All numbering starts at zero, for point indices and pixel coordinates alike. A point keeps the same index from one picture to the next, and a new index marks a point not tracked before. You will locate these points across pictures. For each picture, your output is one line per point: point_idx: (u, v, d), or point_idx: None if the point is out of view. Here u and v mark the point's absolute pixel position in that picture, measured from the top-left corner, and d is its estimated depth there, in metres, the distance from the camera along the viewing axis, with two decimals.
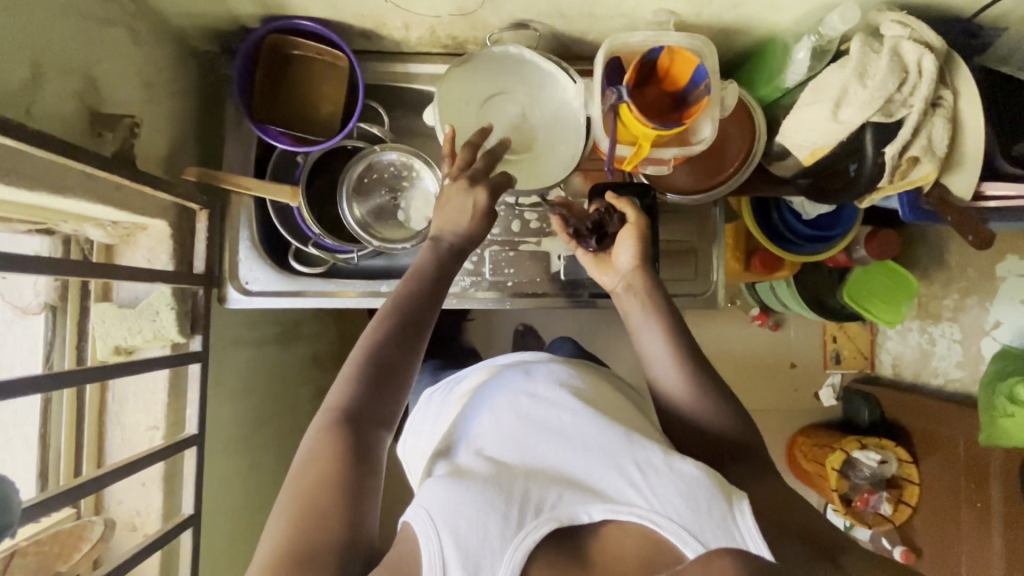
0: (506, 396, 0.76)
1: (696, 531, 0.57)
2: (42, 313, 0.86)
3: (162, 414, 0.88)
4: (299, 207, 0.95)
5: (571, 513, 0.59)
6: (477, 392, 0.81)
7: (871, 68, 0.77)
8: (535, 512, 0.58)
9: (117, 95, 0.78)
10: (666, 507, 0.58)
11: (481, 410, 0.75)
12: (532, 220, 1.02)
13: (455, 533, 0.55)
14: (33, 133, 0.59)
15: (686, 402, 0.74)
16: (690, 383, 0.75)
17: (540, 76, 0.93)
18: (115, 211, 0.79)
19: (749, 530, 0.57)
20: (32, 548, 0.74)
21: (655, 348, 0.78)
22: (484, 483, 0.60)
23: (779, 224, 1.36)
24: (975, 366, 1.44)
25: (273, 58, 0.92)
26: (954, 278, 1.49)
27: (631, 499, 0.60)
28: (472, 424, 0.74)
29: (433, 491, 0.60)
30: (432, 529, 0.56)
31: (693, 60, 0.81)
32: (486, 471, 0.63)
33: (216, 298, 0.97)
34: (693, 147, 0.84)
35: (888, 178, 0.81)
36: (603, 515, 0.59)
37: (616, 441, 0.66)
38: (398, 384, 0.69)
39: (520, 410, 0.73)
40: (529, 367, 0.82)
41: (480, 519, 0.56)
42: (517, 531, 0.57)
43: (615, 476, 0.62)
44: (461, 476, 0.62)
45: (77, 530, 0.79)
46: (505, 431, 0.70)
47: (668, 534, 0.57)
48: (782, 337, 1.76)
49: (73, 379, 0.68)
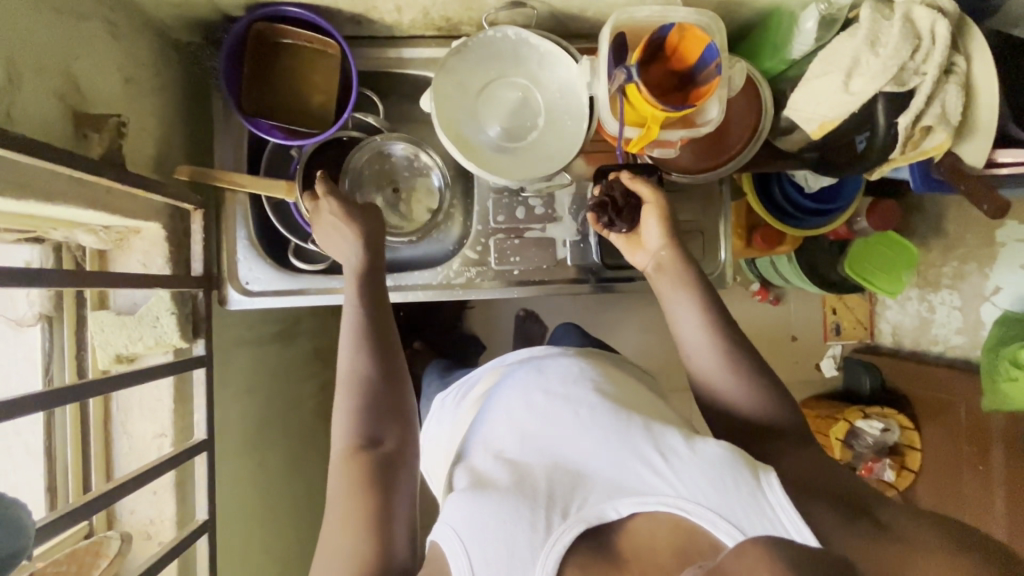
0: (521, 393, 0.75)
1: (727, 514, 0.56)
2: (38, 324, 0.83)
3: (170, 421, 0.86)
4: (296, 202, 0.92)
5: (600, 512, 0.59)
6: (490, 394, 0.81)
7: (883, 36, 0.75)
8: (562, 515, 0.59)
9: (100, 93, 0.74)
10: (693, 491, 0.58)
11: (497, 410, 0.75)
12: (537, 205, 1.00)
13: (481, 547, 0.57)
14: (16, 138, 0.56)
15: (722, 383, 0.74)
16: (728, 364, 0.74)
17: (539, 56, 0.90)
18: (107, 216, 0.76)
19: (782, 506, 0.57)
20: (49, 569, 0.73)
21: (691, 329, 0.78)
22: (506, 492, 0.61)
23: (781, 199, 1.34)
24: (976, 332, 1.45)
25: (260, 48, 0.88)
26: (953, 246, 1.49)
27: (659, 489, 0.59)
28: (491, 423, 0.74)
29: (457, 506, 0.61)
30: (460, 546, 0.57)
31: (703, 39, 0.78)
32: (507, 477, 0.64)
33: (216, 300, 0.95)
34: (700, 129, 0.82)
35: (900, 149, 0.80)
36: (631, 509, 0.59)
37: (631, 430, 0.66)
38: (393, 398, 0.72)
39: (534, 405, 0.72)
40: (541, 361, 0.81)
41: (506, 530, 0.57)
42: (546, 537, 0.57)
43: (638, 468, 0.62)
44: (484, 486, 0.62)
45: (93, 547, 0.79)
46: (523, 430, 0.70)
47: (699, 518, 0.57)
48: (783, 311, 1.76)
49: (76, 393, 0.66)
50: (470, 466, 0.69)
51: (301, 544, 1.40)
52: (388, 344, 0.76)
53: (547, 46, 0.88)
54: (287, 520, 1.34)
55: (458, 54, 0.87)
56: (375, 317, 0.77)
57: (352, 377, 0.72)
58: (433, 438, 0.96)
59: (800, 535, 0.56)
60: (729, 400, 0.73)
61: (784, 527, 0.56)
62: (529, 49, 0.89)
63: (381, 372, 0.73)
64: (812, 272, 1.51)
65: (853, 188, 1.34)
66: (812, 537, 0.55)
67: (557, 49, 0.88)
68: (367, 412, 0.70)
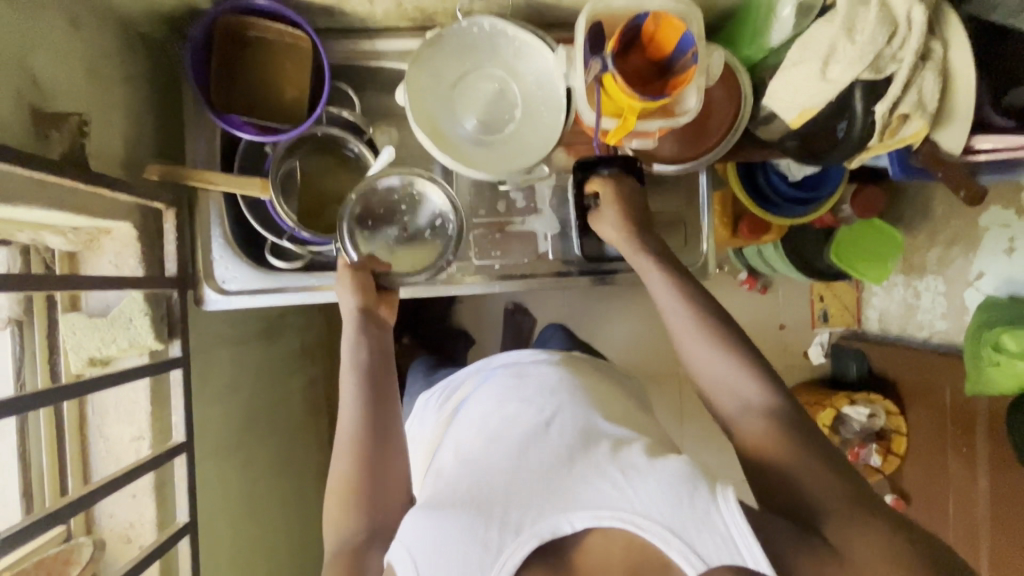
0: (496, 402, 0.84)
1: (680, 531, 0.59)
2: (8, 328, 0.81)
3: (147, 424, 0.85)
4: (271, 199, 0.90)
5: (554, 526, 0.63)
6: (466, 402, 0.90)
7: (860, 22, 0.74)
8: (515, 531, 0.63)
9: (61, 91, 0.71)
10: (648, 507, 0.61)
11: (469, 418, 0.84)
12: (518, 199, 0.99)
13: (432, 560, 0.63)
14: None
15: (693, 340, 0.76)
16: (699, 323, 0.76)
17: (515, 47, 0.88)
18: (74, 216, 0.74)
19: (735, 523, 0.59)
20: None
21: (666, 296, 0.80)
22: (460, 505, 0.67)
23: (765, 186, 1.34)
24: (961, 316, 1.44)
25: (229, 42, 0.86)
26: (939, 232, 1.49)
27: (615, 503, 0.63)
28: (465, 444, 0.79)
29: (413, 523, 0.67)
30: (410, 559, 0.64)
31: (679, 27, 0.77)
32: (463, 485, 0.71)
33: (192, 300, 0.93)
34: (678, 118, 0.81)
35: (877, 137, 0.79)
36: (585, 523, 0.62)
37: (596, 454, 0.70)
38: (388, 486, 0.78)
39: (505, 418, 0.80)
40: (521, 370, 0.91)
41: (458, 546, 0.63)
42: (497, 556, 0.62)
43: (596, 482, 0.66)
44: (441, 507, 0.68)
45: (64, 554, 0.77)
46: (487, 436, 0.78)
47: (649, 535, 0.60)
48: (771, 300, 1.77)
49: (42, 400, 0.64)
50: (440, 473, 0.77)
51: (291, 542, 1.40)
52: (385, 436, 0.80)
53: (523, 37, 0.87)
54: (276, 518, 1.33)
55: (432, 46, 0.86)
56: (371, 402, 0.80)
57: (345, 475, 0.77)
58: (415, 434, 1.00)
59: (757, 562, 0.57)
60: (696, 355, 0.76)
61: (737, 545, 0.58)
62: (505, 41, 0.87)
63: (371, 463, 0.77)
64: (796, 260, 1.52)
65: (839, 174, 1.33)
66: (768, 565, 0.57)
67: (532, 40, 0.87)
68: (362, 501, 0.76)
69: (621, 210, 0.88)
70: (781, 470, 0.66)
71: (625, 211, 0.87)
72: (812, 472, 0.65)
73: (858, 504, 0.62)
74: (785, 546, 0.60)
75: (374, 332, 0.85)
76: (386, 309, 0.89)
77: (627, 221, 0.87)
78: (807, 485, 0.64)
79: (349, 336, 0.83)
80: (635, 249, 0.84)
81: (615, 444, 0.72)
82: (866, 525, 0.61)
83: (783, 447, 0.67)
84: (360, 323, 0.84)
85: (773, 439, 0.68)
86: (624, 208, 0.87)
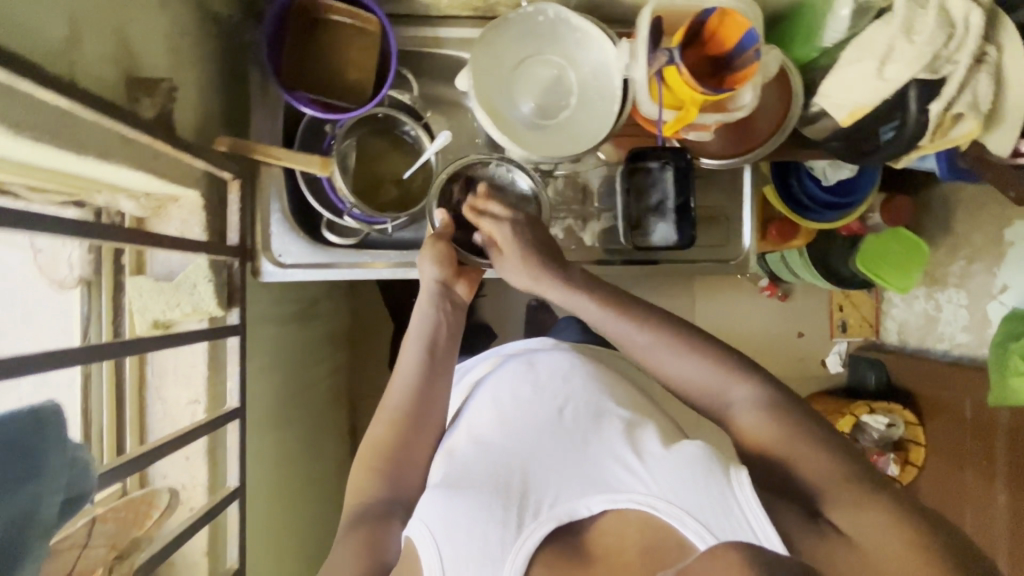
0: (508, 386, 0.85)
1: (697, 512, 0.60)
2: (77, 288, 0.83)
3: (204, 388, 0.87)
4: (329, 177, 0.92)
5: (570, 510, 0.66)
6: (479, 382, 0.91)
7: (917, 25, 0.77)
8: (534, 514, 0.65)
9: (151, 58, 0.74)
10: (664, 490, 0.63)
11: (483, 403, 0.85)
12: (565, 187, 1.01)
13: (450, 542, 0.63)
14: (90, 95, 0.57)
15: (660, 349, 0.75)
16: (659, 335, 0.76)
17: (576, 37, 0.91)
18: (154, 180, 0.77)
19: (749, 504, 0.59)
20: (111, 514, 0.64)
21: (614, 323, 0.78)
22: (479, 490, 0.68)
23: (798, 190, 1.35)
24: (982, 329, 1.45)
25: (302, 23, 0.90)
26: (960, 244, 1.50)
27: (631, 488, 0.65)
28: (479, 429, 0.81)
29: (432, 506, 0.67)
30: (430, 540, 0.64)
31: (744, 24, 0.80)
32: (481, 471, 0.72)
33: (249, 272, 0.96)
34: (732, 114, 0.84)
35: (929, 137, 0.83)
36: (601, 507, 0.65)
37: (608, 436, 0.74)
38: (410, 458, 0.81)
39: (520, 405, 0.82)
40: (532, 356, 0.92)
41: (478, 527, 0.64)
42: (517, 535, 0.64)
43: (614, 469, 0.69)
44: (457, 487, 0.69)
45: (146, 497, 0.69)
46: (501, 421, 0.80)
47: (668, 517, 0.61)
48: (791, 308, 1.78)
49: (112, 352, 0.66)
50: (451, 453, 0.78)
51: (315, 525, 1.40)
52: (425, 413, 0.83)
53: (586, 27, 0.90)
54: (304, 498, 1.34)
55: (498, 30, 0.89)
56: (425, 376, 0.84)
57: (379, 440, 0.81)
58: None
59: (768, 540, 0.57)
60: (656, 361, 0.75)
61: (749, 524, 0.58)
62: (567, 30, 0.91)
63: (407, 435, 0.81)
64: (821, 266, 1.53)
65: (870, 181, 1.34)
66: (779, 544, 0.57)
67: (594, 31, 0.90)
68: (384, 469, 0.79)
69: (520, 245, 0.84)
70: (783, 462, 0.65)
71: (529, 251, 0.84)
72: (811, 457, 0.63)
73: (854, 474, 0.61)
74: (789, 532, 0.59)
75: (449, 310, 0.88)
76: (465, 286, 0.90)
77: (534, 260, 0.83)
78: (807, 477, 0.63)
79: (421, 310, 0.87)
80: (558, 291, 0.82)
81: (627, 427, 0.76)
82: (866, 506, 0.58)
83: (783, 444, 0.65)
84: (440, 298, 0.87)
85: (771, 439, 0.66)
86: (524, 248, 0.84)
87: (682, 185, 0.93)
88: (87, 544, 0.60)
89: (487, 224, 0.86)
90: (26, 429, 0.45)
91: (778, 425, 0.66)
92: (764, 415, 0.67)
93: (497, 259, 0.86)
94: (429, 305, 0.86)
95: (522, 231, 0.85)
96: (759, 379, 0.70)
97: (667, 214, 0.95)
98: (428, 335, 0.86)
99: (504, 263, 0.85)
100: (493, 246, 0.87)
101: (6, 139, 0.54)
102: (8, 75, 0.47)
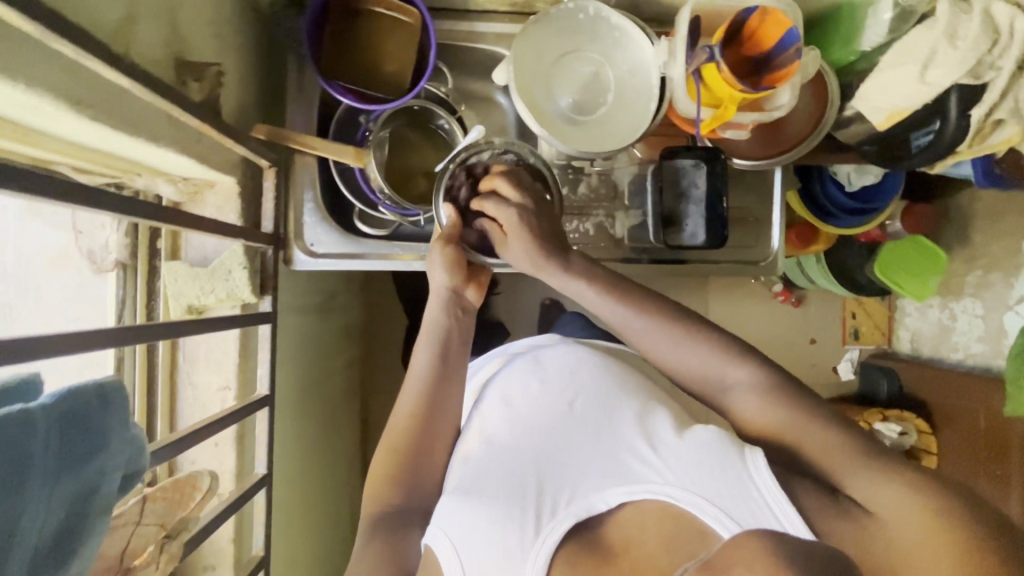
0: (516, 380, 0.82)
1: (712, 497, 0.59)
2: (114, 271, 0.84)
3: (234, 374, 0.87)
4: (363, 169, 0.93)
5: (588, 505, 0.65)
6: (489, 381, 0.87)
7: (961, 29, 0.76)
8: (551, 513, 0.64)
9: (198, 43, 0.75)
10: (681, 479, 0.62)
11: (490, 400, 0.82)
12: (597, 184, 1.01)
13: (472, 548, 0.63)
14: (152, 78, 0.57)
15: (660, 339, 0.73)
16: (662, 322, 0.73)
17: (615, 34, 0.92)
18: (195, 165, 0.77)
19: (768, 485, 0.58)
20: (159, 492, 0.59)
21: (618, 312, 0.75)
22: (496, 494, 0.67)
23: (821, 194, 1.32)
24: (998, 340, 1.37)
25: (343, 13, 0.91)
26: (977, 255, 1.44)
27: (647, 478, 0.64)
28: (484, 423, 0.79)
29: (450, 513, 0.66)
30: (454, 555, 0.63)
31: (785, 23, 0.79)
32: (493, 470, 0.71)
33: (281, 261, 0.96)
34: (769, 113, 0.84)
35: (969, 142, 0.83)
36: (619, 499, 0.64)
37: (622, 426, 0.72)
38: (425, 460, 0.78)
39: (527, 401, 0.79)
40: (538, 352, 0.87)
41: (499, 531, 0.63)
42: (536, 537, 0.63)
43: (628, 460, 0.67)
44: (472, 492, 0.68)
45: (191, 479, 0.64)
46: (509, 416, 0.78)
47: (684, 504, 0.60)
48: (803, 313, 1.74)
49: (162, 333, 0.64)
50: (466, 457, 0.76)
51: (329, 519, 1.39)
52: (438, 413, 0.80)
53: (624, 25, 0.90)
54: (319, 491, 1.33)
55: (538, 25, 0.89)
56: (438, 373, 0.81)
57: (391, 444, 0.78)
58: None
59: (793, 525, 0.56)
60: (658, 351, 0.73)
61: (771, 508, 0.57)
62: (606, 28, 0.91)
63: (420, 434, 0.78)
64: (839, 273, 1.50)
65: (893, 188, 1.32)
66: (807, 530, 0.55)
67: (633, 29, 0.90)
68: (399, 472, 0.76)
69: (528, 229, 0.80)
70: (794, 445, 0.63)
71: (535, 241, 0.79)
72: (816, 441, 0.62)
73: (875, 454, 0.60)
74: (815, 515, 0.56)
75: (458, 317, 0.84)
76: (474, 291, 0.86)
77: (540, 246, 0.79)
78: (817, 459, 0.62)
79: (429, 313, 0.84)
80: (563, 278, 0.79)
81: (640, 413, 0.74)
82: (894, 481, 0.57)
83: (794, 428, 0.64)
84: (449, 304, 0.84)
85: (780, 425, 0.65)
86: (536, 237, 0.80)
87: (712, 185, 0.93)
88: (140, 521, 0.57)
89: (492, 206, 0.83)
90: (93, 403, 0.45)
91: (786, 412, 0.65)
92: (764, 399, 0.66)
93: (504, 246, 0.82)
94: (439, 310, 0.83)
95: (528, 218, 0.81)
96: (757, 358, 0.69)
97: (696, 211, 0.95)
98: (439, 337, 0.82)
99: (510, 248, 0.82)
100: (498, 231, 0.84)
101: (66, 116, 0.55)
102: (75, 50, 0.47)
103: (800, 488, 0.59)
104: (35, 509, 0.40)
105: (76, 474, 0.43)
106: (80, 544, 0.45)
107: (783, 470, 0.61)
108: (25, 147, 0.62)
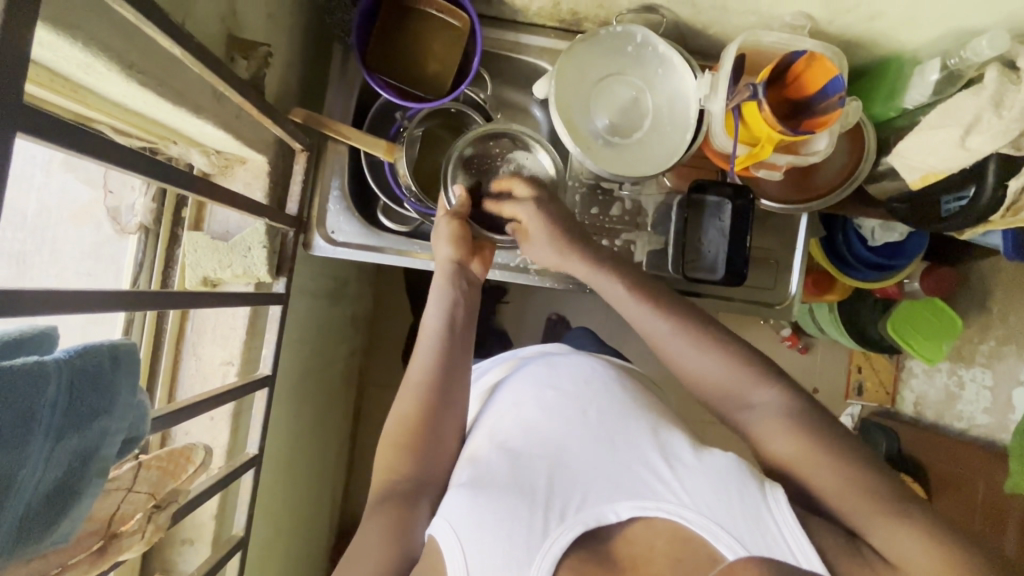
0: (529, 387, 0.79)
1: (728, 525, 0.58)
2: (135, 235, 0.87)
3: (239, 351, 0.87)
4: (392, 164, 0.92)
5: (599, 515, 0.62)
6: (500, 386, 0.84)
7: (1008, 99, 0.74)
8: (560, 519, 0.62)
9: (251, 22, 0.76)
10: (694, 500, 0.60)
11: (507, 403, 0.78)
12: (625, 209, 1.01)
13: (478, 540, 0.59)
14: (206, 53, 0.57)
15: (685, 353, 0.70)
16: (680, 329, 0.71)
17: (659, 62, 0.92)
18: (232, 141, 0.77)
19: (785, 521, 0.57)
20: (154, 461, 0.60)
21: (632, 306, 0.74)
22: (507, 492, 0.63)
23: (843, 246, 1.28)
24: (1004, 414, 1.34)
25: (394, 9, 0.92)
26: (993, 325, 1.39)
27: (661, 496, 0.62)
28: (498, 418, 0.77)
29: (459, 503, 0.62)
30: (454, 541, 0.59)
31: (831, 70, 0.78)
32: (508, 474, 0.66)
33: (301, 244, 0.96)
34: (805, 158, 0.84)
35: (1002, 213, 0.83)
36: (630, 514, 0.62)
37: (636, 437, 0.69)
38: (439, 428, 0.74)
39: (545, 409, 0.75)
40: (552, 358, 0.85)
41: (506, 530, 0.59)
42: (544, 539, 0.60)
43: (644, 474, 0.65)
44: (484, 485, 0.64)
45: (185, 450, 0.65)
46: (527, 424, 0.74)
47: (699, 528, 0.59)
48: (810, 362, 1.72)
49: (181, 302, 0.63)
50: (474, 457, 0.72)
51: (310, 508, 1.37)
52: (450, 385, 0.76)
53: (670, 56, 0.91)
54: (305, 480, 1.32)
55: (585, 44, 0.90)
56: (450, 333, 0.79)
57: (405, 415, 0.74)
58: None
59: (807, 560, 0.55)
60: (676, 356, 0.71)
61: (784, 539, 0.56)
62: (652, 57, 0.92)
63: (433, 410, 0.74)
64: (852, 327, 1.46)
65: (918, 247, 1.28)
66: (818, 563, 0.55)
67: (677, 61, 0.90)
68: (416, 444, 0.72)
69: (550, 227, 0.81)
70: (805, 486, 0.62)
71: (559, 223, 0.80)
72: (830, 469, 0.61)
73: (876, 504, 0.58)
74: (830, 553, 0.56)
75: (465, 287, 0.83)
76: (478, 265, 0.86)
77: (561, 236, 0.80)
78: (832, 496, 0.60)
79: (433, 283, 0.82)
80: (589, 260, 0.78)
81: (652, 427, 0.71)
82: (901, 520, 0.56)
83: (809, 460, 0.62)
84: (454, 276, 0.82)
85: (800, 457, 0.62)
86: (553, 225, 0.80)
87: (738, 222, 0.92)
88: (132, 487, 0.57)
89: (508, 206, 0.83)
90: (106, 364, 0.46)
91: (812, 442, 0.62)
92: (783, 421, 0.64)
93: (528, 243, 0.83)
94: (443, 282, 0.81)
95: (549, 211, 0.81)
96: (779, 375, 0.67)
97: (719, 241, 0.95)
98: (448, 304, 0.80)
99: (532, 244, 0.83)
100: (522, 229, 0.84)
101: (116, 76, 0.56)
102: (139, 19, 0.48)
103: (815, 527, 0.58)
104: (37, 459, 0.41)
105: (81, 433, 0.44)
106: (76, 500, 0.46)
107: (799, 508, 0.61)
108: (78, 104, 0.65)
